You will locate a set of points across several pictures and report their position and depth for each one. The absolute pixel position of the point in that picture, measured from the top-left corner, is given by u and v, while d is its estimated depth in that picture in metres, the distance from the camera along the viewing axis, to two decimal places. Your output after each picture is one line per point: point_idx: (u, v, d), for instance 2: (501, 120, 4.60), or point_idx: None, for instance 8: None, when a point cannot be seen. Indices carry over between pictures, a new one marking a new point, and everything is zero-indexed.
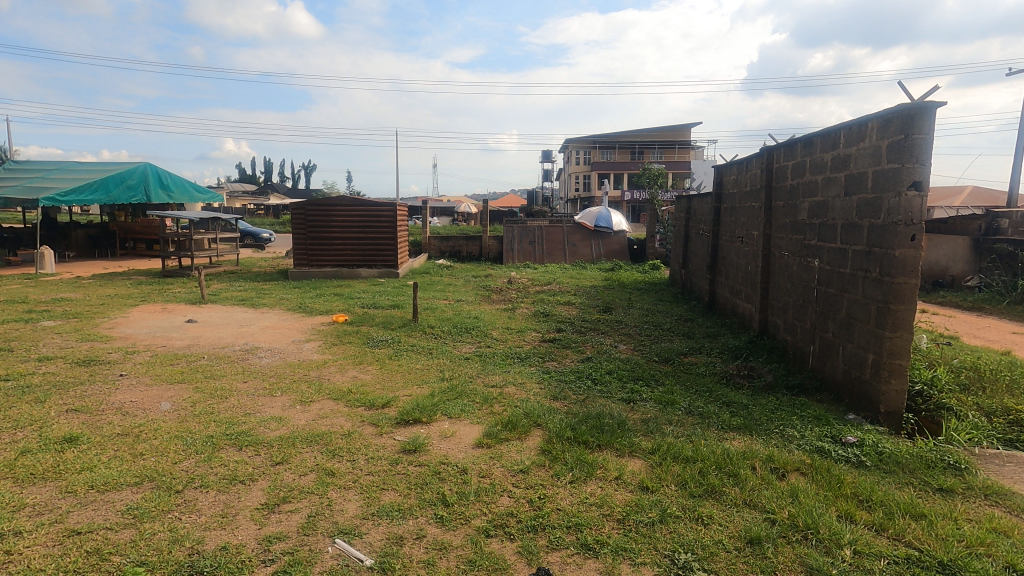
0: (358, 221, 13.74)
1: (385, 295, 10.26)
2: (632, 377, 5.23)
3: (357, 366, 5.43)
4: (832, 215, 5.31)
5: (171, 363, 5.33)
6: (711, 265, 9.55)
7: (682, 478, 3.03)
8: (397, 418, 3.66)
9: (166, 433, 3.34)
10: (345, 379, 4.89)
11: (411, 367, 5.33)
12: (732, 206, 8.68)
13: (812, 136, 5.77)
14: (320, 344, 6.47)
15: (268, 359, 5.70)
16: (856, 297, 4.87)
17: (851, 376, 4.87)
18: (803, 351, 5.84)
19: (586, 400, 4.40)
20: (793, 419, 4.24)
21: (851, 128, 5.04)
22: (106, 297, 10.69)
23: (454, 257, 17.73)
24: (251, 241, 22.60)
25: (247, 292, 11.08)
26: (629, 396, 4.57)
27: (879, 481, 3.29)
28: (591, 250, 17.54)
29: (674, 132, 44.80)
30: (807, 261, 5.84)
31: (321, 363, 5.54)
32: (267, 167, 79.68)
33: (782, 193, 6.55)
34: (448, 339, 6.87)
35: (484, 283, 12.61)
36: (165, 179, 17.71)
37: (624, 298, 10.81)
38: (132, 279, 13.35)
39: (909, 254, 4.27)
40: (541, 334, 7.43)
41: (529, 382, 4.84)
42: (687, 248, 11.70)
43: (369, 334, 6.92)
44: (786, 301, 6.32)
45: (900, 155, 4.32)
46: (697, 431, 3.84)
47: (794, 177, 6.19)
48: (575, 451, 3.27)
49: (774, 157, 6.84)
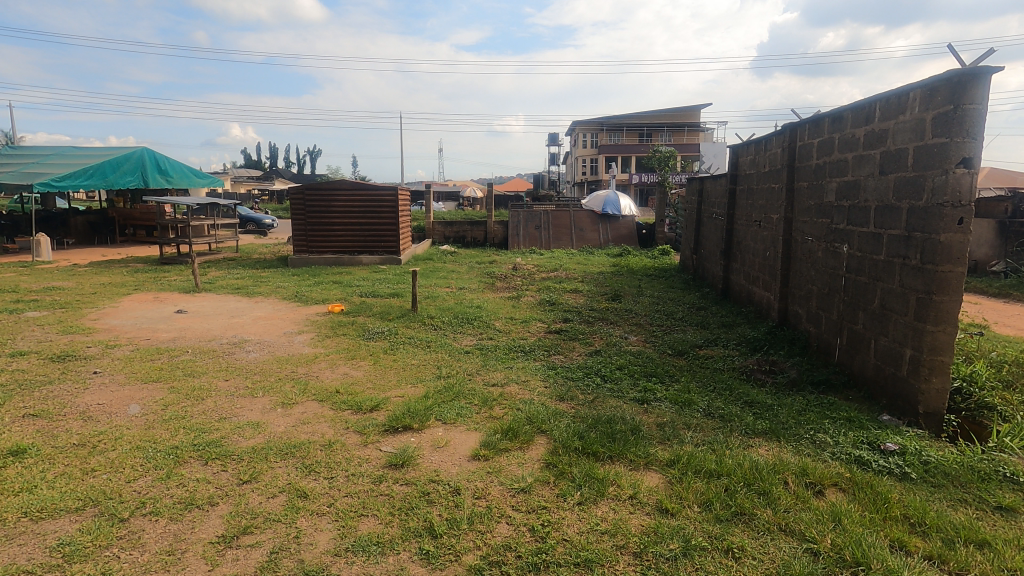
0: (359, 206, 13.35)
1: (386, 282, 9.90)
2: (645, 373, 4.86)
3: (349, 361, 5.07)
4: (865, 197, 4.86)
5: (151, 359, 5.00)
6: (725, 250, 9.12)
7: (706, 497, 2.66)
8: (386, 424, 3.30)
9: (128, 443, 3.00)
10: (336, 377, 4.53)
11: (406, 362, 4.97)
12: (749, 188, 8.22)
13: (843, 110, 5.28)
14: (312, 337, 6.12)
15: (256, 354, 5.37)
16: (891, 286, 4.45)
17: (885, 372, 4.49)
18: (827, 343, 5.46)
19: (595, 401, 4.02)
20: (824, 422, 3.84)
21: (885, 100, 4.59)
22: (100, 285, 10.41)
23: (458, 242, 17.31)
24: (252, 224, 22.30)
25: (243, 280, 10.76)
26: (641, 396, 4.19)
27: (929, 498, 2.90)
28: (598, 235, 17.10)
29: (683, 113, 43.94)
30: (834, 247, 5.41)
31: (311, 359, 5.19)
32: (273, 153, 79.04)
33: (805, 173, 6.08)
34: (449, 330, 6.51)
35: (489, 269, 12.23)
36: (163, 164, 17.30)
37: (633, 285, 10.40)
38: (128, 267, 13.06)
39: (957, 239, 3.83)
40: (547, 324, 7.05)
41: (533, 379, 4.46)
42: (699, 232, 11.25)
43: (365, 326, 6.56)
44: (809, 289, 5.91)
45: (948, 128, 3.86)
46: (719, 438, 3.46)
47: (819, 156, 5.73)
48: (584, 464, 2.90)
49: (797, 133, 6.35)
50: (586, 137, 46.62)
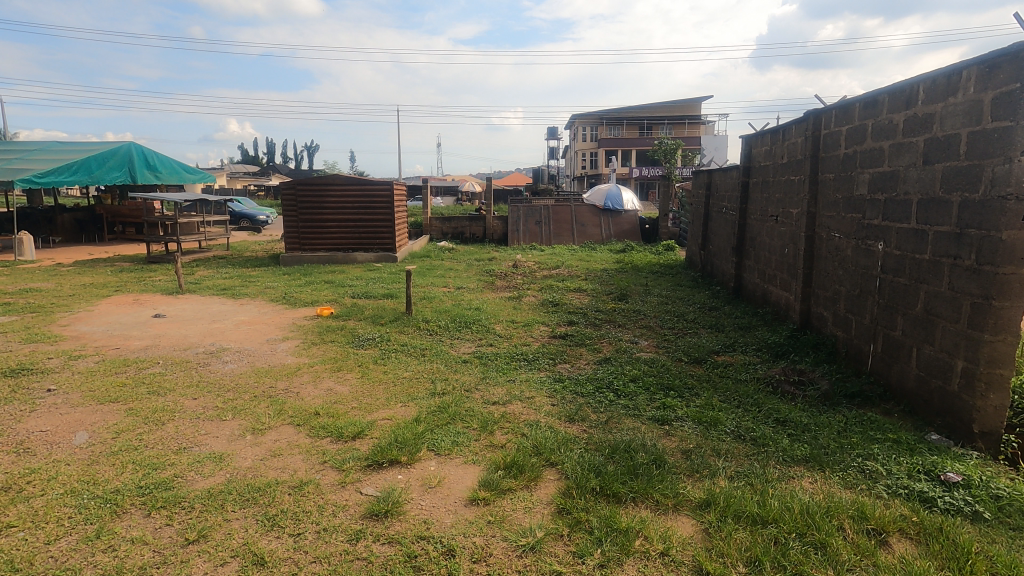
0: (353, 202, 12.85)
1: (380, 282, 9.42)
2: (662, 387, 4.40)
3: (334, 374, 4.60)
4: (905, 189, 4.38)
5: (115, 373, 4.53)
6: (737, 247, 8.66)
7: (753, 554, 2.20)
8: (369, 457, 2.82)
9: (61, 484, 2.55)
10: (319, 394, 4.07)
11: (398, 374, 4.50)
12: (764, 180, 7.74)
13: (877, 94, 4.80)
14: (297, 344, 5.65)
15: (233, 366, 4.89)
16: (938, 289, 3.98)
17: (932, 385, 4.02)
18: (858, 349, 5.00)
19: (609, 422, 3.56)
20: (871, 446, 3.37)
21: (930, 80, 4.11)
22: (80, 286, 9.92)
23: (457, 238, 16.83)
24: (246, 221, 21.81)
25: (231, 280, 10.28)
26: (660, 415, 3.73)
27: (1015, 547, 2.43)
28: (600, 230, 16.60)
29: (684, 107, 43.38)
30: (866, 245, 4.94)
31: (292, 371, 4.72)
32: (269, 149, 78.26)
33: (831, 163, 5.61)
34: (446, 335, 6.04)
35: (488, 267, 11.73)
36: (151, 160, 16.76)
37: (640, 283, 9.94)
38: (112, 266, 12.58)
39: (1022, 236, 3.35)
40: (550, 328, 6.58)
41: (538, 395, 3.99)
42: (707, 228, 10.78)
43: (356, 331, 6.08)
44: (837, 290, 5.45)
45: (1011, 110, 3.38)
46: (756, 469, 3.00)
47: (848, 145, 5.25)
48: (603, 509, 2.43)
49: (822, 120, 5.87)
50: (585, 131, 45.99)
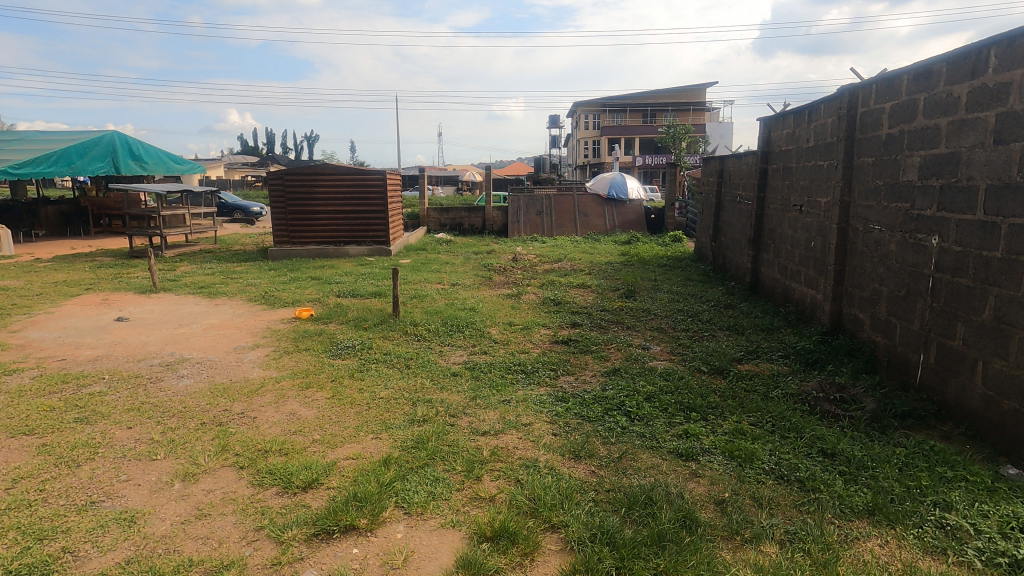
0: (344, 192, 12.19)
1: (369, 279, 8.78)
2: (682, 408, 3.78)
3: (301, 393, 3.96)
4: (969, 173, 3.73)
5: (48, 393, 3.89)
6: (754, 239, 8.01)
7: None
8: (319, 520, 2.21)
9: None
10: (278, 420, 3.43)
11: (374, 394, 3.87)
12: (786, 166, 7.06)
13: (931, 64, 4.13)
14: (267, 353, 5.02)
15: (189, 381, 4.27)
16: (1014, 293, 3.34)
17: (1003, 407, 3.39)
18: (905, 359, 4.37)
19: (623, 459, 2.94)
20: (944, 489, 2.74)
21: (1003, 43, 3.43)
22: (51, 284, 9.32)
23: (455, 230, 16.16)
24: (239, 213, 21.09)
25: (212, 277, 9.66)
26: (684, 447, 3.11)
27: None
28: (604, 220, 15.90)
29: (689, 93, 42.32)
30: (915, 239, 4.29)
31: (255, 388, 4.09)
32: (268, 138, 77.17)
33: (871, 145, 4.94)
34: (436, 341, 5.41)
35: (486, 261, 11.07)
36: (137, 149, 16.07)
37: (648, 278, 9.28)
38: (91, 261, 11.96)
39: None
40: (553, 331, 5.93)
41: (538, 422, 3.37)
42: (719, 218, 10.11)
43: (335, 337, 5.46)
44: (876, 290, 4.81)
45: None
46: (810, 527, 2.38)
47: (893, 124, 4.58)
48: None
49: (859, 96, 5.18)
50: (587, 118, 45.05)
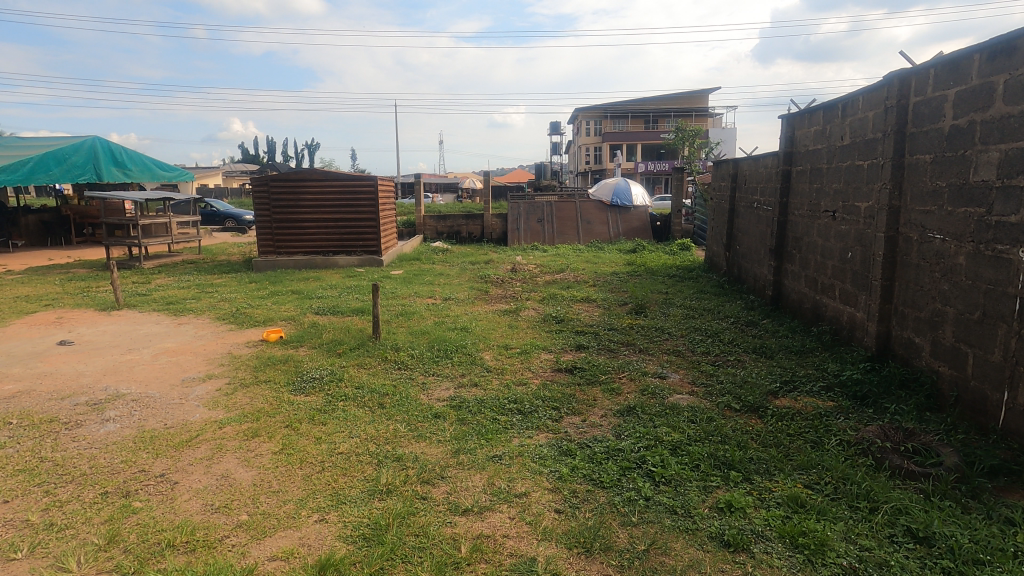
0: (333, 199, 11.48)
1: (354, 293, 8.04)
2: (718, 464, 3.00)
3: (243, 445, 3.19)
4: None
5: None
6: (776, 248, 7.25)
7: None
8: None
9: None
10: (203, 489, 2.67)
11: (334, 446, 3.11)
12: (814, 167, 6.33)
13: (1011, 38, 3.40)
14: (218, 387, 4.25)
15: (113, 427, 3.52)
16: None
17: None
18: (981, 396, 3.61)
19: (652, 551, 2.19)
20: None
21: None
22: (10, 299, 8.59)
23: (452, 238, 15.41)
24: (232, 220, 20.48)
25: (187, 290, 8.93)
26: (730, 528, 2.35)
27: None
28: (608, 228, 15.15)
29: (692, 99, 41.63)
30: (994, 251, 3.53)
31: (192, 436, 3.33)
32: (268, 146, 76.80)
33: (929, 139, 4.20)
34: (419, 369, 4.67)
35: (483, 272, 10.31)
36: (120, 156, 15.41)
37: (658, 291, 8.51)
38: (64, 274, 11.25)
39: None
40: (555, 356, 5.18)
41: (538, 491, 2.61)
42: (734, 226, 9.35)
43: (303, 365, 4.71)
44: (938, 310, 4.05)
45: None
46: None
47: (959, 114, 3.85)
48: None
49: (910, 84, 4.45)
50: (589, 125, 44.40)
